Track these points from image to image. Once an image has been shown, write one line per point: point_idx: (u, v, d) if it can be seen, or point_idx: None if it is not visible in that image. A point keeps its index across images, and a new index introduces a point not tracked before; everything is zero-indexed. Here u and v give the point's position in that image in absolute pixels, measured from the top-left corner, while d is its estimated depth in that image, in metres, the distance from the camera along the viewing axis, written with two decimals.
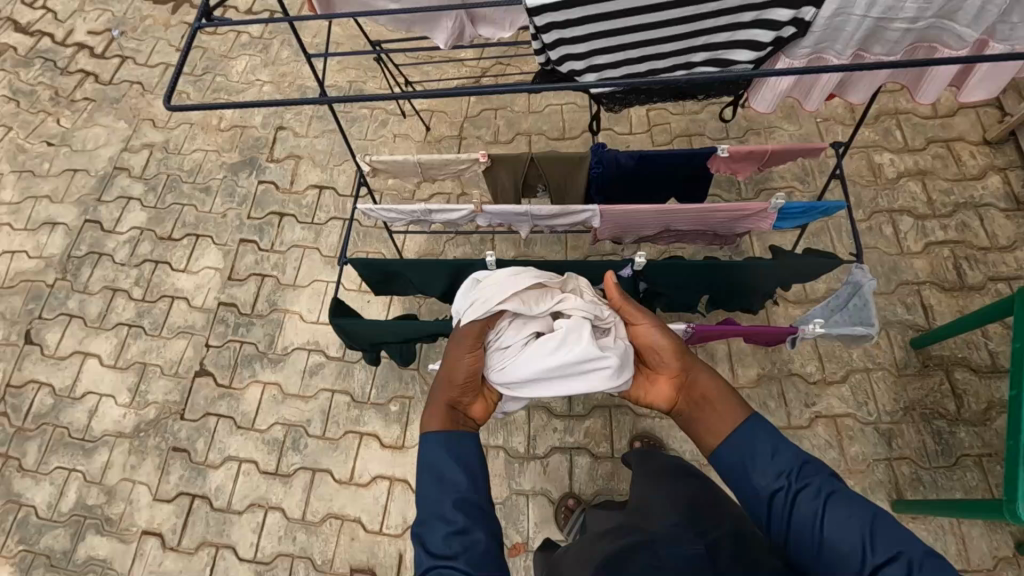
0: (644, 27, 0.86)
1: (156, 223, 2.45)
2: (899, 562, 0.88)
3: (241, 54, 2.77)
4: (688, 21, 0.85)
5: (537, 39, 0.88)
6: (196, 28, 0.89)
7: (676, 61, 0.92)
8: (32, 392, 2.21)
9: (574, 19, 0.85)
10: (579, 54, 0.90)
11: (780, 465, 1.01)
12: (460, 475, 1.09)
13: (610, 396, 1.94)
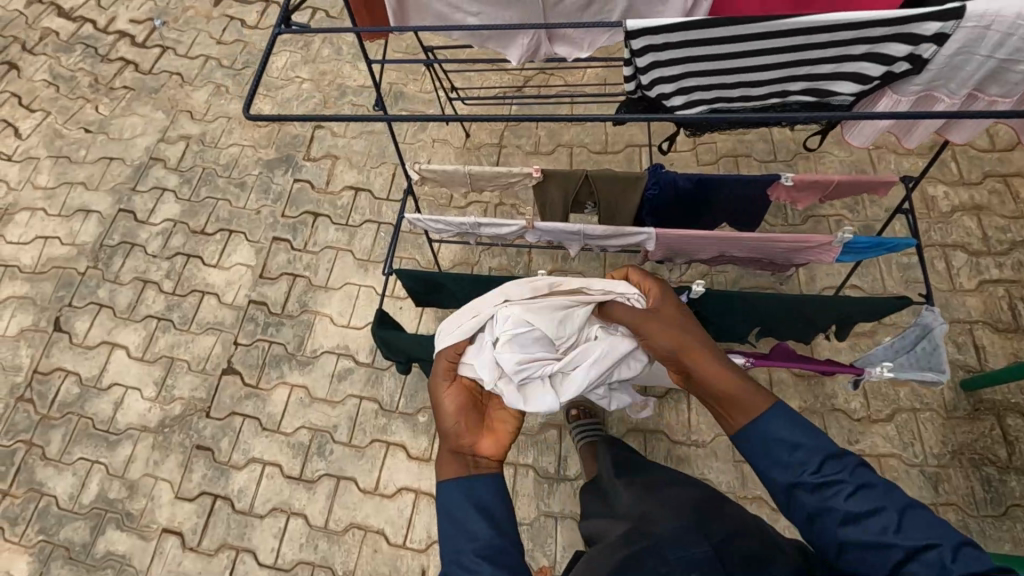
0: (745, 54, 0.82)
1: (189, 216, 2.44)
2: (932, 554, 0.83)
3: (282, 50, 2.76)
4: (794, 51, 0.81)
5: (629, 61, 0.86)
6: (276, 34, 0.87)
7: (772, 90, 0.88)
8: (59, 381, 2.20)
9: (673, 43, 0.82)
10: (671, 78, 0.88)
11: (800, 454, 0.91)
12: (480, 525, 0.96)
13: (645, 420, 1.89)
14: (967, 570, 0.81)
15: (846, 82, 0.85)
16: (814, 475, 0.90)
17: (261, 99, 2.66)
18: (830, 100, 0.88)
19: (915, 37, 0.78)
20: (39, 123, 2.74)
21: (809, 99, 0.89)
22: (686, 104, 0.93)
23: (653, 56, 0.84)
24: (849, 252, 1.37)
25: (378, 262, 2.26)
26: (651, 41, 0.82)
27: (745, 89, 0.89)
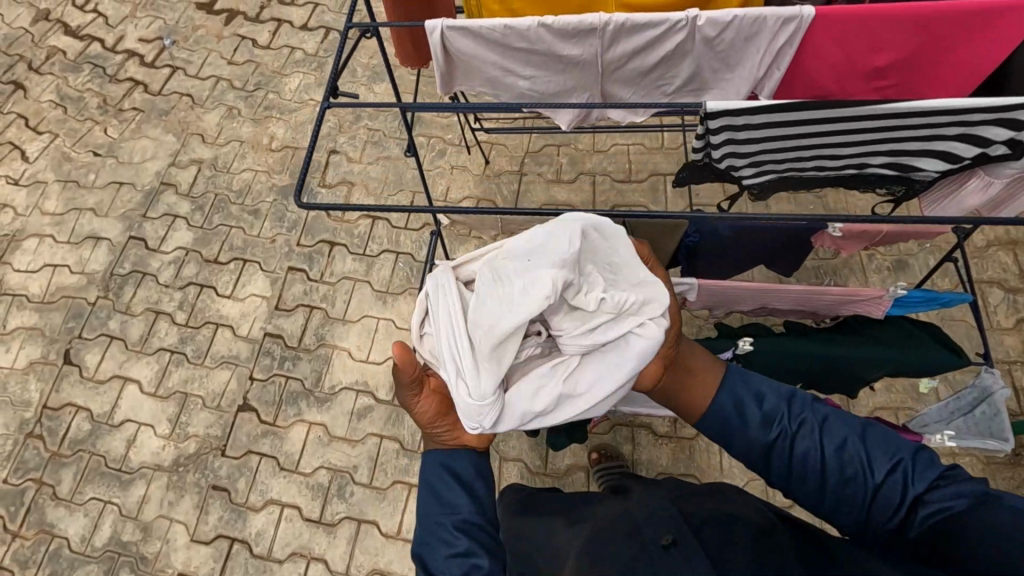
0: (832, 132, 0.84)
1: (202, 245, 2.38)
2: (899, 470, 0.86)
3: (295, 71, 2.71)
4: (880, 130, 0.83)
5: (704, 137, 0.88)
6: (326, 108, 0.83)
7: (850, 162, 0.90)
8: (69, 416, 2.14)
9: (756, 123, 0.83)
10: (749, 152, 0.89)
11: (770, 403, 0.96)
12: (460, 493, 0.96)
13: (676, 463, 1.83)
14: (927, 473, 0.85)
15: (933, 160, 0.86)
16: (785, 422, 0.93)
17: (274, 122, 2.61)
18: (912, 175, 0.90)
19: (1017, 123, 0.79)
20: (46, 146, 2.68)
21: (891, 172, 0.90)
22: (757, 175, 0.94)
23: (730, 135, 0.86)
24: (899, 305, 1.32)
25: (397, 293, 2.20)
26: (729, 121, 0.83)
27: (821, 162, 0.91)
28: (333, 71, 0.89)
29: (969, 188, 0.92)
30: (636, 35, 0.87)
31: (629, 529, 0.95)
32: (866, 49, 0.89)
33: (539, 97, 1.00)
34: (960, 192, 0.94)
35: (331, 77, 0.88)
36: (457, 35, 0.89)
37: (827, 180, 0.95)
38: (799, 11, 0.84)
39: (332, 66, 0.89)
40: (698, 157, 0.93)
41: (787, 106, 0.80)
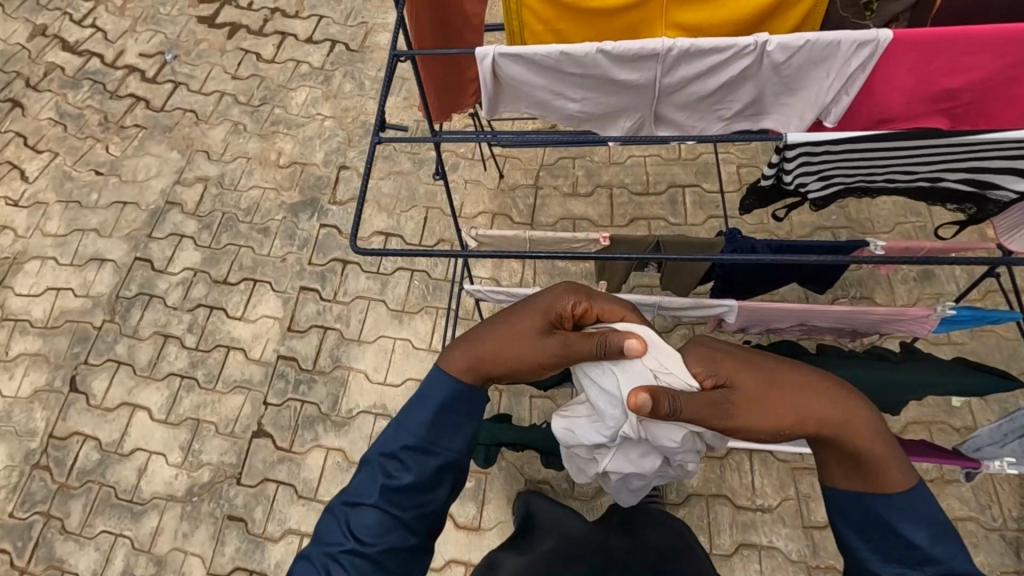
0: (911, 148, 0.81)
1: (211, 264, 2.32)
2: None
3: (302, 85, 2.66)
4: (963, 147, 0.80)
5: (779, 153, 0.85)
6: (376, 143, 0.91)
7: (924, 177, 0.87)
8: (77, 446, 2.07)
9: (833, 140, 0.81)
10: (821, 167, 0.86)
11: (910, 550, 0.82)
12: (454, 439, 0.90)
13: (707, 483, 1.79)
14: None
15: (1014, 178, 0.83)
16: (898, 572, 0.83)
17: (281, 137, 2.55)
18: (989, 192, 0.86)
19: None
20: (46, 165, 2.62)
21: (966, 189, 0.87)
22: (825, 189, 0.90)
23: (807, 152, 0.83)
24: (945, 324, 1.29)
25: (413, 312, 2.15)
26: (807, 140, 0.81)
27: (894, 176, 0.88)
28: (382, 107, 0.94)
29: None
30: (703, 59, 0.84)
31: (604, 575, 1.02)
32: (941, 73, 0.85)
33: (588, 121, 0.96)
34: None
35: (380, 112, 0.93)
36: (511, 61, 0.86)
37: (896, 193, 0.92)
38: (875, 35, 0.81)
39: (381, 101, 0.93)
40: (768, 177, 0.90)
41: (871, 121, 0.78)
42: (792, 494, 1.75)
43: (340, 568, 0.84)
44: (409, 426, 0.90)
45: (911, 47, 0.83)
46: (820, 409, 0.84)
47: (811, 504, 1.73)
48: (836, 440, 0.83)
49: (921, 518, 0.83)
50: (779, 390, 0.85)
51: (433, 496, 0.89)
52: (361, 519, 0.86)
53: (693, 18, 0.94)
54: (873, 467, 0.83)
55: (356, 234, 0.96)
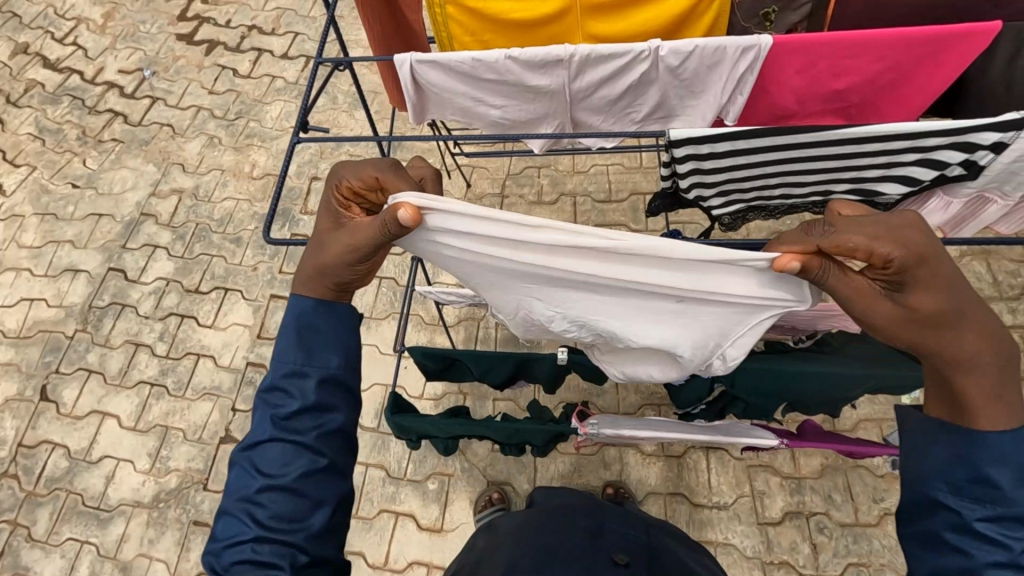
0: (791, 163, 0.91)
1: (183, 274, 2.36)
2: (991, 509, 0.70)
3: (277, 99, 2.73)
4: (839, 160, 0.90)
5: (670, 167, 0.93)
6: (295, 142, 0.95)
7: (816, 188, 0.98)
8: (46, 454, 2.09)
9: (718, 154, 0.89)
10: (715, 184, 0.96)
11: (986, 493, 0.70)
12: (332, 354, 0.88)
13: (666, 481, 1.82)
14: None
15: (894, 184, 0.92)
16: (987, 523, 0.70)
17: (255, 149, 2.61)
18: (876, 197, 0.96)
19: (970, 146, 0.84)
20: (24, 178, 2.66)
21: (855, 196, 0.98)
22: (724, 203, 1.02)
23: (696, 164, 0.91)
24: None
25: (381, 318, 2.19)
26: (694, 150, 0.88)
27: (788, 190, 0.99)
28: (304, 109, 0.99)
29: (929, 208, 0.97)
30: (602, 65, 0.90)
31: (587, 539, 1.03)
32: (830, 79, 0.92)
33: (509, 123, 1.03)
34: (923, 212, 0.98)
35: (302, 114, 0.98)
36: (427, 68, 0.92)
37: (793, 202, 1.03)
38: (757, 40, 0.86)
39: (305, 103, 0.98)
40: (666, 182, 0.98)
41: (746, 132, 0.85)
42: (748, 490, 1.78)
43: (254, 506, 0.81)
44: (282, 359, 0.87)
45: (796, 53, 0.89)
46: (939, 338, 0.74)
47: (766, 501, 1.76)
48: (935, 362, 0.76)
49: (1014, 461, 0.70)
50: (935, 314, 0.73)
51: (327, 415, 0.86)
52: (264, 455, 0.83)
53: (606, 30, 1.00)
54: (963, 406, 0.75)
55: (268, 223, 0.99)
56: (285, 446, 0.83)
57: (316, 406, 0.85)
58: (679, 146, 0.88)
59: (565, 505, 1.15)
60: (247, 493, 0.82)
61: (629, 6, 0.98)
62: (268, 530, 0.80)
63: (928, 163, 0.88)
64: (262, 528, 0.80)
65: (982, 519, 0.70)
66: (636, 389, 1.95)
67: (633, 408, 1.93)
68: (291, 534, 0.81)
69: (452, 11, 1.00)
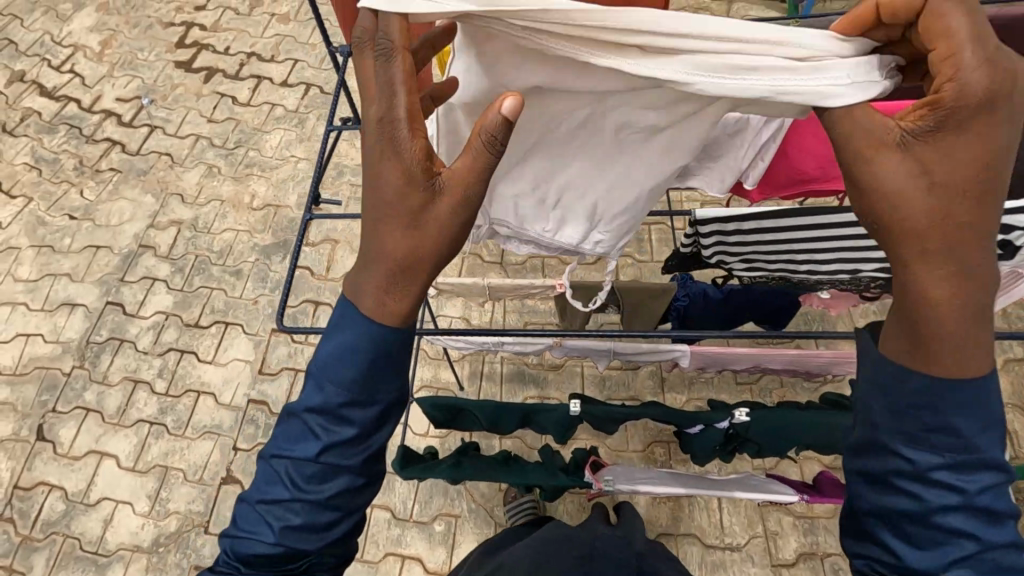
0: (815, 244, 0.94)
1: (182, 308, 2.33)
2: (955, 483, 0.63)
3: (276, 128, 2.71)
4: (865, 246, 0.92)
5: (696, 237, 1.02)
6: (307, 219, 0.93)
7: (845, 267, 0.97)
8: (42, 496, 2.04)
9: (736, 229, 0.97)
10: (736, 253, 1.02)
11: (945, 445, 0.63)
12: (388, 382, 0.69)
13: (675, 522, 1.79)
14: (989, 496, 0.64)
15: None
16: (943, 472, 0.63)
17: (255, 179, 2.59)
18: None
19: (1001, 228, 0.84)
20: (20, 210, 2.62)
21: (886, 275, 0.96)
22: (749, 271, 1.06)
23: (720, 237, 1.00)
24: None
25: None
26: (719, 227, 0.98)
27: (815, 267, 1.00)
28: (317, 181, 0.96)
29: None
30: None
31: None
32: None
33: None
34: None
35: (315, 189, 0.95)
36: None
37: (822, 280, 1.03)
38: (783, 111, 0.83)
39: (317, 176, 0.96)
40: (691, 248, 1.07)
41: (771, 210, 0.91)
42: (760, 531, 1.75)
43: (280, 520, 0.70)
44: (336, 373, 0.68)
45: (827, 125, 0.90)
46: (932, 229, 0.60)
47: (778, 541, 1.74)
48: (919, 265, 0.61)
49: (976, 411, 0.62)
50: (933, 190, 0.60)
51: (378, 436, 0.71)
52: (297, 468, 0.69)
53: None
54: (925, 344, 0.61)
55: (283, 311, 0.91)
56: (312, 458, 0.69)
57: (367, 427, 0.69)
58: (705, 223, 0.98)
59: (552, 548, 1.05)
60: (277, 498, 0.70)
61: None
62: (296, 547, 0.70)
63: None
64: (282, 539, 0.69)
65: (938, 468, 0.63)
66: (643, 426, 1.93)
67: (640, 445, 1.90)
68: (314, 547, 0.70)
69: None
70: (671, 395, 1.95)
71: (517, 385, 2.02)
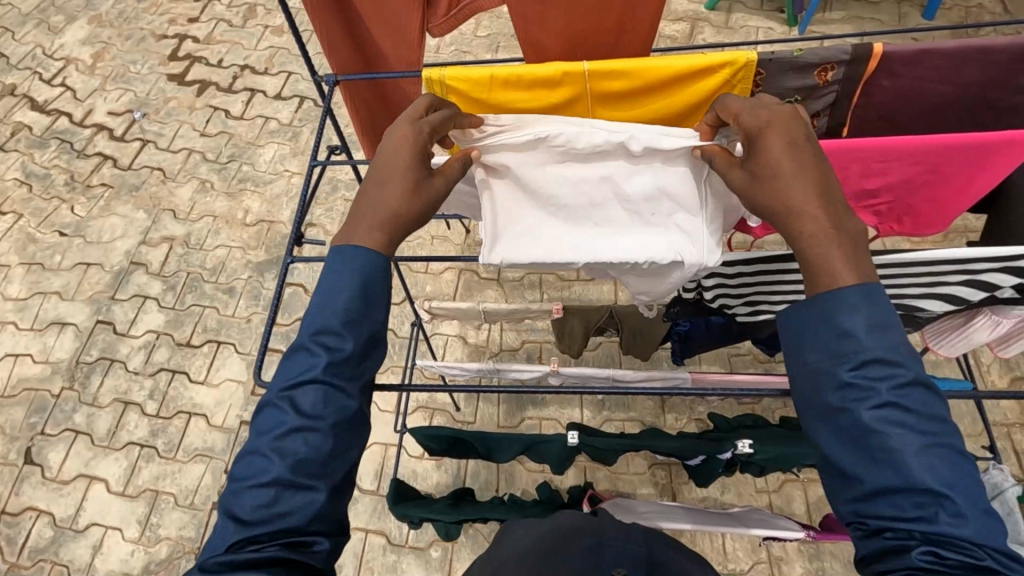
0: None
1: (174, 326, 2.29)
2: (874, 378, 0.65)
3: (270, 142, 2.67)
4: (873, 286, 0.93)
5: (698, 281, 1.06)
6: (291, 262, 0.92)
7: None
8: (30, 522, 2.00)
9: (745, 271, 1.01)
10: (737, 296, 1.07)
11: (846, 345, 0.66)
12: (382, 306, 0.75)
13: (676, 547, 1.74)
14: (917, 399, 0.65)
15: (934, 302, 0.93)
16: (856, 373, 0.66)
17: (249, 195, 2.55)
18: (916, 313, 0.96)
19: (990, 286, 0.89)
20: (10, 227, 2.58)
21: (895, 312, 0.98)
22: (753, 315, 1.10)
23: (723, 279, 1.04)
24: None
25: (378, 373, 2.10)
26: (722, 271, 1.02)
27: None
28: (300, 219, 0.95)
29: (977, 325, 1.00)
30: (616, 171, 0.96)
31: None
32: (859, 177, 0.94)
33: None
34: (969, 327, 1.01)
35: (297, 231, 0.94)
36: None
37: None
38: None
39: (298, 217, 0.94)
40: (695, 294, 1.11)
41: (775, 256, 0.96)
42: (764, 556, 1.71)
43: (283, 452, 0.68)
44: (333, 307, 0.72)
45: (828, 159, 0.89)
46: (770, 194, 0.74)
47: (783, 567, 1.69)
48: (787, 228, 0.73)
49: (869, 313, 0.67)
50: (766, 167, 0.75)
51: (369, 363, 0.75)
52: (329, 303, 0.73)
53: (622, 117, 1.01)
54: (816, 275, 0.70)
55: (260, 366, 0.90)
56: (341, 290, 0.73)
57: (361, 350, 0.73)
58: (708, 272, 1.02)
59: (553, 534, 0.82)
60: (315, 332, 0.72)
61: (643, 97, 0.98)
62: (297, 479, 0.67)
63: (976, 284, 0.89)
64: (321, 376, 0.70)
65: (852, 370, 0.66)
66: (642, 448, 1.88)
67: (641, 468, 1.86)
68: (320, 481, 0.69)
69: (455, 101, 0.98)
70: (671, 417, 1.91)
71: (514, 405, 1.99)
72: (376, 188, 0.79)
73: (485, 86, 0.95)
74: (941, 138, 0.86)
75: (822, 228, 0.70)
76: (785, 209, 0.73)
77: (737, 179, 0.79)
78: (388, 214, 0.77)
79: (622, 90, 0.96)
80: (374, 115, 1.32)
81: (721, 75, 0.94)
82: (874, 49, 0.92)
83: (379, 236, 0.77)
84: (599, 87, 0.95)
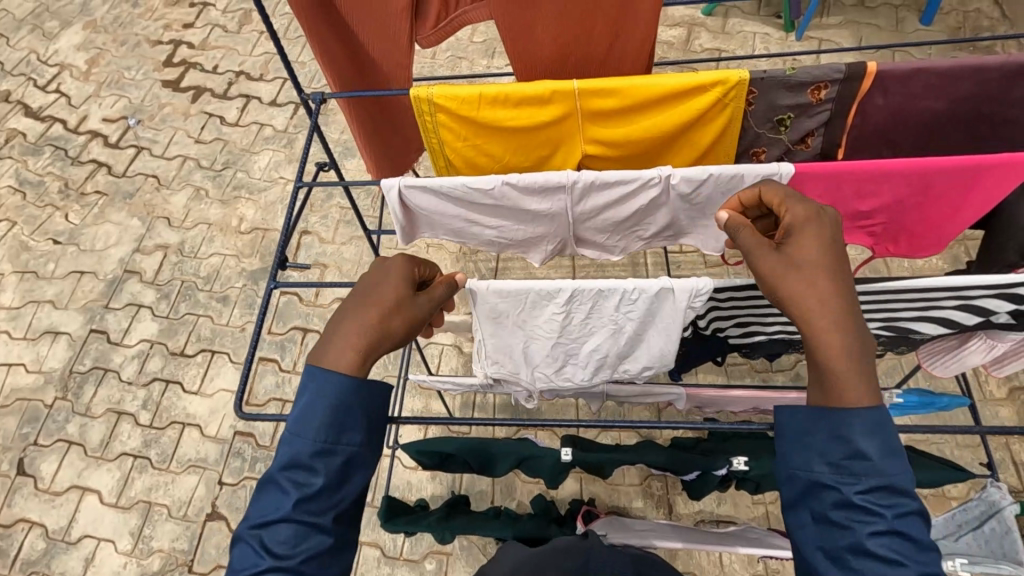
0: None
1: (168, 336, 2.27)
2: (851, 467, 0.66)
3: (265, 148, 2.66)
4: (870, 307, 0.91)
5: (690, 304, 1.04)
6: (273, 287, 0.92)
7: None
8: (22, 534, 1.99)
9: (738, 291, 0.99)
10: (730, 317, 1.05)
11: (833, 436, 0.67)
12: (356, 429, 0.75)
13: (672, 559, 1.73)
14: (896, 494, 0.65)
15: (929, 324, 0.92)
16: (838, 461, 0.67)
17: (243, 203, 2.54)
18: (910, 334, 0.95)
19: (985, 310, 0.88)
20: (3, 235, 2.57)
21: (889, 332, 0.96)
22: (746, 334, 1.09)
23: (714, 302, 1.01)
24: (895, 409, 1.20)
25: None
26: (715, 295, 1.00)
27: None
28: (284, 241, 0.94)
29: (971, 348, 0.98)
30: (608, 190, 0.94)
31: None
32: (852, 197, 0.93)
33: (510, 242, 1.09)
34: (963, 349, 1.00)
35: (280, 255, 0.93)
36: (417, 191, 0.96)
37: None
38: (777, 169, 0.89)
39: (283, 240, 0.93)
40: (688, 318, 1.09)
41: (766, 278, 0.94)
42: (761, 569, 1.70)
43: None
44: (306, 430, 0.73)
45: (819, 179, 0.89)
46: (805, 289, 0.70)
47: None
48: (815, 334, 0.69)
49: (881, 436, 0.66)
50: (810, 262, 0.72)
51: (346, 489, 0.74)
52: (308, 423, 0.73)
53: (613, 134, 1.00)
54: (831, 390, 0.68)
55: (239, 399, 0.89)
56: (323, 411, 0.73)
57: (332, 480, 0.73)
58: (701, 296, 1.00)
59: (541, 557, 0.80)
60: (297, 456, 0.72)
61: (633, 116, 0.97)
62: None
63: (970, 308, 0.88)
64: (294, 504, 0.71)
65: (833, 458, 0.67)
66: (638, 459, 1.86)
67: (637, 479, 1.84)
68: None
69: (443, 119, 0.97)
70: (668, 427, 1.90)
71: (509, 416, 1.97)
72: (355, 316, 0.79)
73: (472, 103, 0.94)
74: (932, 160, 0.86)
75: (849, 349, 0.68)
76: (817, 314, 0.70)
77: (769, 260, 0.74)
78: (367, 340, 0.77)
79: (613, 108, 0.95)
80: (376, 122, 1.30)
81: (713, 93, 0.94)
82: (867, 68, 0.91)
83: (352, 359, 0.76)
84: (588, 104, 0.94)
